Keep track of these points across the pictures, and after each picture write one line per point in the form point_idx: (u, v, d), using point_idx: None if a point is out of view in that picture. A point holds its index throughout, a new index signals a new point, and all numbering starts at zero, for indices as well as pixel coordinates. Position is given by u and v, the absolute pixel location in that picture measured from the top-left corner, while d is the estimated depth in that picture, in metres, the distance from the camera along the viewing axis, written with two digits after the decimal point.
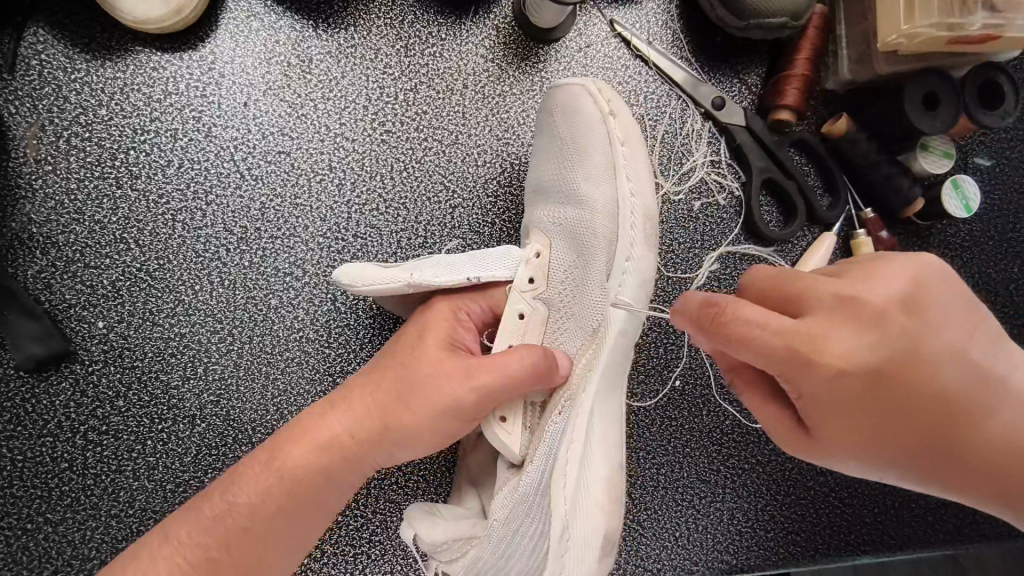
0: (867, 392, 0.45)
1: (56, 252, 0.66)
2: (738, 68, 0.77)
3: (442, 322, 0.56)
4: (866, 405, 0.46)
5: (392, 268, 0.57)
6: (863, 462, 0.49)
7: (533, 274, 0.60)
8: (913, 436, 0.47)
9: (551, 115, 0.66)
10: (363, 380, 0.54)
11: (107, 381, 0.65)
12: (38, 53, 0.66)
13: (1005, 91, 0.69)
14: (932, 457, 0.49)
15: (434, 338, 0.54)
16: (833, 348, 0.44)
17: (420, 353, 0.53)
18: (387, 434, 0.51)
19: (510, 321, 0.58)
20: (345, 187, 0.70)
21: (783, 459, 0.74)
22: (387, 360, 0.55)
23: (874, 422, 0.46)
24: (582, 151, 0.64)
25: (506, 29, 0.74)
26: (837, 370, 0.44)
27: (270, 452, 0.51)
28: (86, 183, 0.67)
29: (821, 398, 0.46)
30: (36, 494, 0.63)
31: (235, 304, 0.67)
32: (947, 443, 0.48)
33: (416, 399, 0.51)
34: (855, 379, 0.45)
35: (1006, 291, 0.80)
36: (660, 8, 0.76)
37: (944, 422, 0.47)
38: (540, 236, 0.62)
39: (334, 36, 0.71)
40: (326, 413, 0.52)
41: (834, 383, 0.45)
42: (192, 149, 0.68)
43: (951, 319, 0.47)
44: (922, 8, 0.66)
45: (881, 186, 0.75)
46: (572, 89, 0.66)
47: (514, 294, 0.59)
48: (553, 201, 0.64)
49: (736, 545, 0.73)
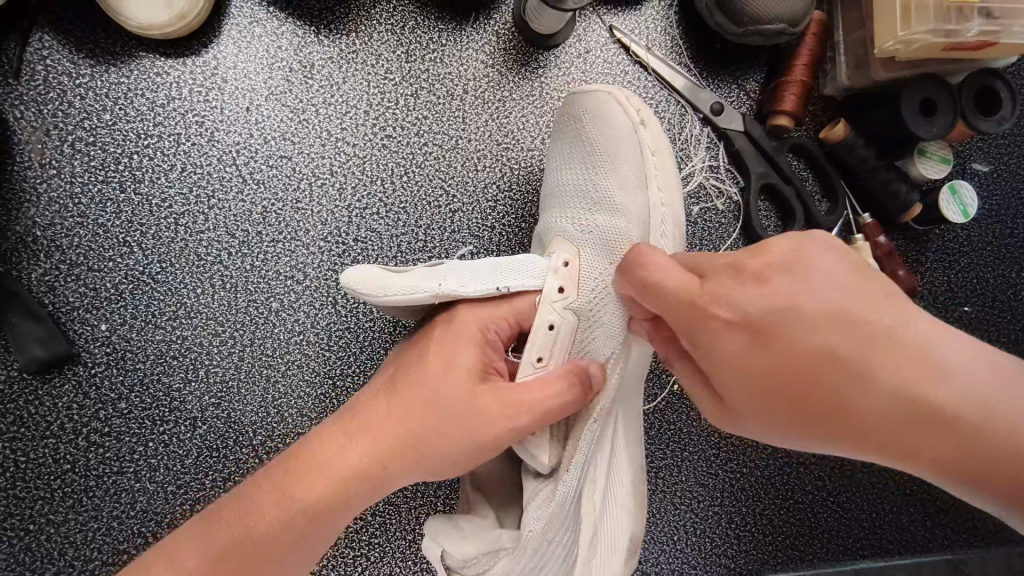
0: (753, 351, 0.44)
1: (60, 255, 0.66)
2: (736, 74, 0.77)
3: (469, 342, 0.54)
4: (755, 365, 0.44)
5: (413, 278, 0.54)
6: (776, 430, 0.46)
7: (564, 281, 0.59)
8: (806, 402, 0.44)
9: (582, 125, 0.66)
10: (385, 401, 0.51)
11: (109, 383, 0.66)
12: (44, 58, 0.67)
13: (1002, 98, 0.71)
14: (840, 430, 0.43)
15: (464, 360, 0.53)
16: (714, 301, 0.45)
17: (452, 376, 0.52)
18: (418, 461, 0.50)
19: (540, 332, 0.56)
20: (346, 191, 0.70)
21: (782, 464, 0.75)
22: (411, 379, 0.52)
23: (766, 380, 0.44)
24: (613, 158, 0.65)
25: (506, 35, 0.74)
26: (717, 322, 0.45)
27: (286, 471, 0.48)
28: (90, 186, 0.67)
29: (713, 355, 0.46)
30: (38, 495, 0.64)
31: (237, 307, 0.68)
32: (852, 410, 0.43)
33: (450, 428, 0.50)
34: (737, 334, 0.44)
35: (1003, 296, 0.80)
36: (659, 14, 0.77)
37: (841, 387, 0.42)
38: (568, 245, 0.61)
39: (335, 42, 0.72)
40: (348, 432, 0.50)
41: (722, 340, 0.45)
42: (195, 153, 0.69)
43: (844, 279, 0.43)
44: (918, 16, 0.66)
45: (878, 192, 0.75)
46: (601, 95, 0.67)
47: (546, 305, 0.57)
48: (580, 207, 0.64)
49: (735, 549, 0.73)
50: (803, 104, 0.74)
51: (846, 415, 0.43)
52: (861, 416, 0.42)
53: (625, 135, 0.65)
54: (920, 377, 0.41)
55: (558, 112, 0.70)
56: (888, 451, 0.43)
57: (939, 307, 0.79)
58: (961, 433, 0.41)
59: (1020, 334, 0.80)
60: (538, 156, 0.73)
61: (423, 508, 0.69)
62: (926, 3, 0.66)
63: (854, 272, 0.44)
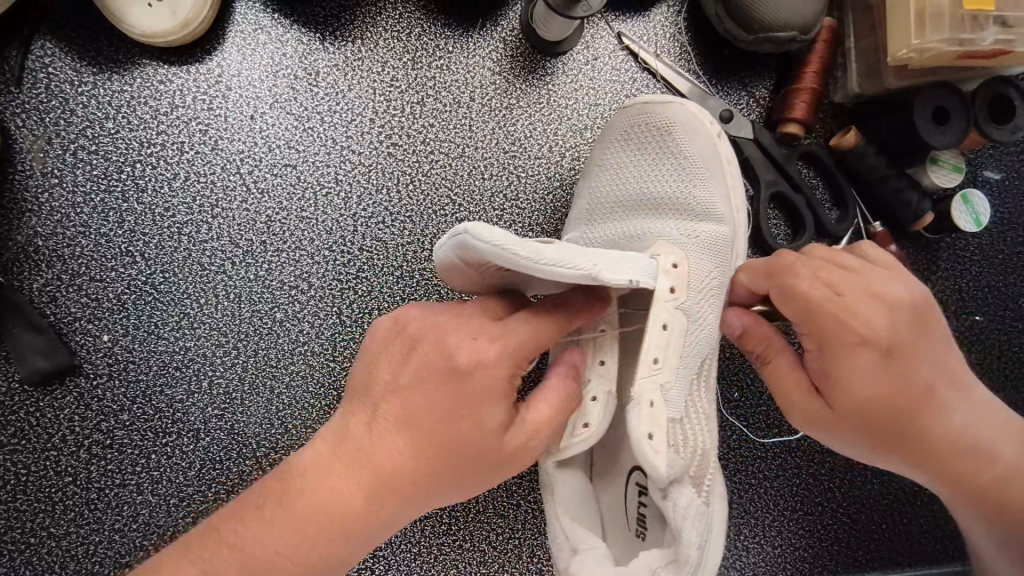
0: (879, 365, 0.53)
1: (62, 265, 0.65)
2: (746, 81, 0.76)
3: (495, 369, 0.46)
4: (879, 376, 0.53)
5: (574, 256, 0.44)
6: (860, 434, 0.55)
7: (675, 282, 0.58)
8: (902, 418, 0.53)
9: (673, 135, 0.65)
10: (408, 428, 0.46)
11: (111, 395, 0.65)
12: (46, 66, 0.66)
13: (1016, 105, 0.69)
14: (919, 445, 0.54)
15: (496, 389, 0.46)
16: (861, 317, 0.53)
17: (481, 410, 0.46)
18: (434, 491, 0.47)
19: (655, 333, 0.55)
20: (351, 200, 0.70)
21: (791, 476, 0.74)
22: (436, 410, 0.46)
23: (882, 394, 0.53)
24: (710, 168, 0.64)
25: (514, 42, 0.74)
26: (861, 335, 0.53)
27: (297, 489, 0.46)
28: (92, 196, 0.66)
29: (841, 359, 0.53)
30: (40, 508, 0.63)
31: (241, 317, 0.67)
32: (936, 431, 0.54)
33: (465, 471, 0.46)
34: (873, 351, 0.53)
35: (1015, 305, 0.79)
36: (668, 20, 0.76)
37: (934, 411, 0.53)
38: (673, 249, 0.60)
39: (341, 49, 0.71)
40: (360, 457, 0.46)
41: (863, 352, 0.53)
42: (199, 162, 0.68)
43: (944, 332, 0.56)
44: (933, 23, 0.65)
45: (890, 200, 0.74)
46: (686, 110, 0.66)
47: (660, 304, 0.56)
48: (674, 215, 0.64)
49: (743, 561, 0.72)
50: (813, 111, 0.73)
51: (925, 434, 0.54)
52: (936, 439, 0.54)
53: (721, 151, 0.65)
54: (979, 422, 0.54)
55: (626, 123, 0.67)
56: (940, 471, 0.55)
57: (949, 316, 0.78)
58: (999, 474, 0.54)
59: None
60: (545, 163, 0.72)
61: (429, 521, 0.68)
62: (940, 11, 0.65)
63: (946, 330, 0.56)
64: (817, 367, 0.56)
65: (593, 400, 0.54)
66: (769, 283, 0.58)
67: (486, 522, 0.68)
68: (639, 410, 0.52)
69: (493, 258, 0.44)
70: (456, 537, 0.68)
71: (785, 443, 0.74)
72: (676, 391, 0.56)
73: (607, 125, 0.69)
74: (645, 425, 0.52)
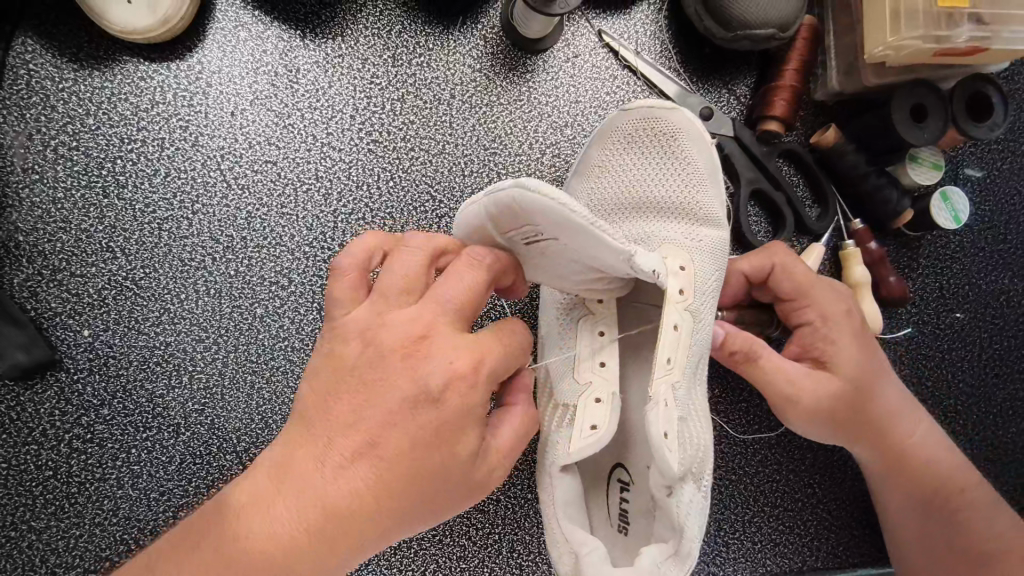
0: (858, 333, 0.62)
1: (43, 261, 0.66)
2: (726, 79, 0.77)
3: (468, 395, 0.44)
4: (859, 343, 0.61)
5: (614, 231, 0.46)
6: (845, 395, 0.60)
7: (683, 284, 0.56)
8: (873, 382, 0.62)
9: (679, 143, 0.62)
10: (369, 456, 0.43)
11: (92, 390, 0.65)
12: (27, 63, 0.67)
13: (994, 104, 0.69)
14: (879, 408, 0.62)
15: (466, 417, 0.44)
16: (840, 294, 0.63)
17: (449, 438, 0.44)
18: (396, 518, 0.44)
19: (666, 336, 0.53)
20: (332, 196, 0.70)
21: (772, 472, 0.74)
22: (403, 439, 0.43)
23: (862, 359, 0.61)
24: (710, 176, 0.63)
25: (494, 39, 0.74)
26: (845, 308, 0.62)
27: (233, 532, 0.42)
28: (73, 191, 0.67)
29: (832, 327, 0.61)
30: (21, 502, 0.63)
31: (221, 313, 0.67)
32: (890, 397, 0.63)
33: (421, 502, 0.44)
34: (852, 321, 0.62)
35: (997, 302, 0.80)
36: (649, 18, 0.76)
37: (887, 380, 0.63)
38: (678, 252, 0.60)
39: (321, 46, 0.71)
40: (307, 483, 0.43)
41: (848, 320, 0.62)
42: (179, 158, 0.69)
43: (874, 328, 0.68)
44: (908, 19, 0.66)
45: (869, 197, 0.74)
46: (687, 114, 0.63)
47: (672, 305, 0.53)
48: (678, 222, 0.62)
49: (723, 556, 0.72)
50: (793, 109, 0.73)
51: (883, 399, 0.62)
52: (888, 406, 0.63)
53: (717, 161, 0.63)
54: (908, 400, 0.65)
55: (620, 127, 0.64)
56: (884, 437, 0.63)
57: (930, 313, 0.78)
58: (918, 442, 0.65)
59: (1013, 340, 0.79)
60: (525, 160, 0.73)
61: None
62: (916, 9, 0.66)
63: None
64: (806, 344, 0.62)
65: (598, 401, 0.54)
66: (773, 261, 0.64)
67: (465, 517, 0.68)
68: (655, 410, 0.51)
69: (546, 212, 0.44)
70: (436, 532, 0.68)
71: (765, 439, 0.74)
72: (683, 390, 0.55)
73: (603, 127, 0.65)
74: (662, 425, 0.50)
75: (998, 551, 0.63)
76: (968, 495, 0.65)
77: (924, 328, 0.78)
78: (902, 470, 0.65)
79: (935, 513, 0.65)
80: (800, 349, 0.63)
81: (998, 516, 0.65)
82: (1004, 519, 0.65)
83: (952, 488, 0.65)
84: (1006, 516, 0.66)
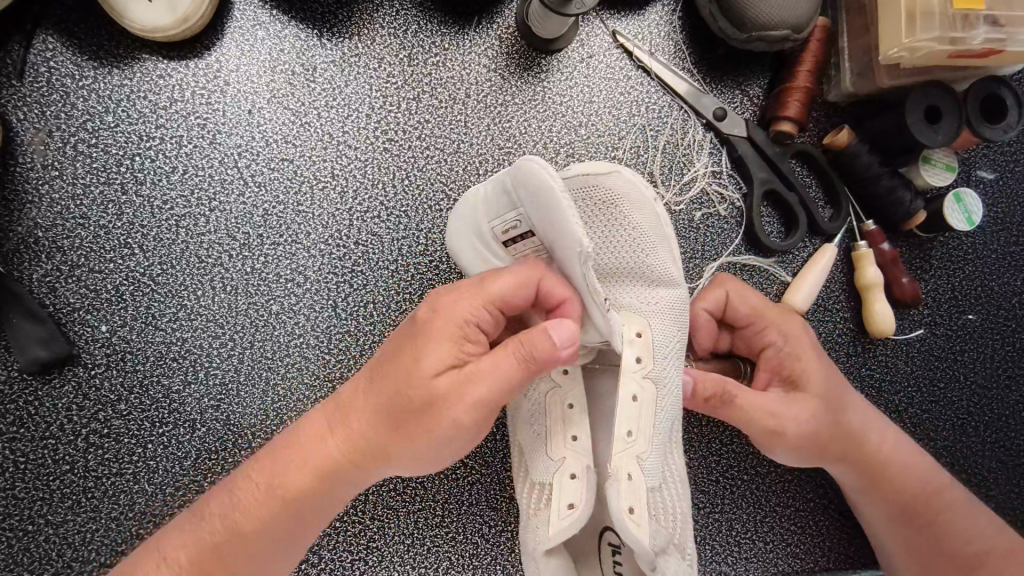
0: (818, 352, 0.63)
1: (61, 256, 0.66)
2: (741, 80, 0.77)
3: (446, 315, 0.50)
4: (823, 361, 0.63)
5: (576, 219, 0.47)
6: (824, 421, 0.60)
7: (639, 352, 0.58)
8: (842, 398, 0.62)
9: (621, 209, 0.60)
10: (374, 378, 0.52)
11: (109, 385, 0.66)
12: (47, 60, 0.68)
13: (1009, 105, 0.69)
14: (851, 426, 0.62)
15: (435, 336, 0.49)
16: (794, 318, 0.65)
17: (414, 363, 0.49)
18: (386, 445, 0.51)
19: (624, 404, 0.55)
20: (347, 194, 0.70)
21: (783, 471, 0.74)
22: (392, 366, 0.50)
23: (829, 376, 0.62)
24: (658, 237, 0.62)
25: (509, 40, 0.75)
26: (800, 329, 0.64)
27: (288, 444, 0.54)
28: (91, 188, 0.67)
29: (794, 350, 0.62)
30: (37, 496, 0.64)
31: (237, 309, 0.68)
32: (858, 417, 0.63)
33: (405, 427, 0.50)
34: (812, 342, 0.64)
35: (1009, 304, 0.80)
36: (663, 19, 0.77)
37: (850, 398, 0.64)
38: (638, 319, 0.59)
39: (338, 45, 0.72)
40: (335, 424, 0.53)
41: (809, 338, 0.63)
42: (197, 155, 0.69)
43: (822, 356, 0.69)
44: (924, 20, 0.66)
45: (883, 198, 0.74)
46: (621, 177, 0.60)
47: (628, 375, 0.56)
48: (632, 285, 0.62)
49: (735, 556, 0.72)
50: (807, 109, 0.73)
51: (855, 418, 0.63)
52: (859, 424, 0.63)
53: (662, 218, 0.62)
54: (875, 417, 0.66)
55: None
56: (863, 457, 0.63)
57: (943, 315, 0.78)
58: (893, 458, 0.65)
59: None
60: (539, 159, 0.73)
61: (422, 514, 0.68)
62: (932, 10, 0.66)
63: None
64: (776, 367, 0.63)
65: (573, 477, 0.56)
66: (726, 290, 0.66)
67: (479, 515, 0.69)
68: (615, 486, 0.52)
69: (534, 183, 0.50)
70: (449, 530, 0.68)
71: None
72: (651, 460, 0.56)
73: None
74: (624, 501, 0.52)
75: (987, 551, 0.63)
76: (946, 497, 0.65)
77: (937, 329, 0.78)
78: (880, 487, 0.64)
79: (918, 524, 0.64)
80: (771, 374, 0.63)
81: (977, 518, 0.65)
82: (982, 519, 0.65)
83: (930, 495, 0.65)
84: (982, 514, 0.66)
